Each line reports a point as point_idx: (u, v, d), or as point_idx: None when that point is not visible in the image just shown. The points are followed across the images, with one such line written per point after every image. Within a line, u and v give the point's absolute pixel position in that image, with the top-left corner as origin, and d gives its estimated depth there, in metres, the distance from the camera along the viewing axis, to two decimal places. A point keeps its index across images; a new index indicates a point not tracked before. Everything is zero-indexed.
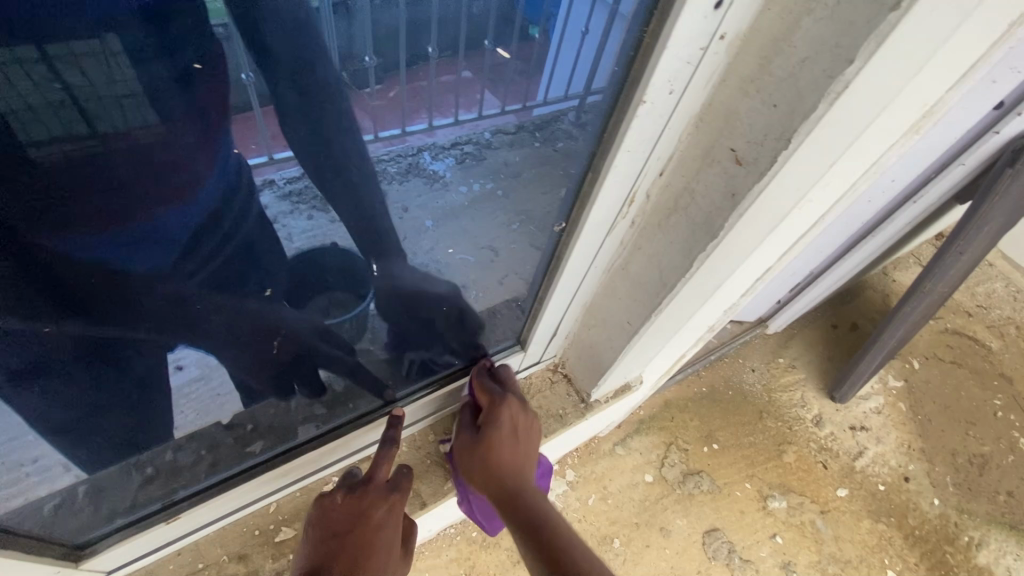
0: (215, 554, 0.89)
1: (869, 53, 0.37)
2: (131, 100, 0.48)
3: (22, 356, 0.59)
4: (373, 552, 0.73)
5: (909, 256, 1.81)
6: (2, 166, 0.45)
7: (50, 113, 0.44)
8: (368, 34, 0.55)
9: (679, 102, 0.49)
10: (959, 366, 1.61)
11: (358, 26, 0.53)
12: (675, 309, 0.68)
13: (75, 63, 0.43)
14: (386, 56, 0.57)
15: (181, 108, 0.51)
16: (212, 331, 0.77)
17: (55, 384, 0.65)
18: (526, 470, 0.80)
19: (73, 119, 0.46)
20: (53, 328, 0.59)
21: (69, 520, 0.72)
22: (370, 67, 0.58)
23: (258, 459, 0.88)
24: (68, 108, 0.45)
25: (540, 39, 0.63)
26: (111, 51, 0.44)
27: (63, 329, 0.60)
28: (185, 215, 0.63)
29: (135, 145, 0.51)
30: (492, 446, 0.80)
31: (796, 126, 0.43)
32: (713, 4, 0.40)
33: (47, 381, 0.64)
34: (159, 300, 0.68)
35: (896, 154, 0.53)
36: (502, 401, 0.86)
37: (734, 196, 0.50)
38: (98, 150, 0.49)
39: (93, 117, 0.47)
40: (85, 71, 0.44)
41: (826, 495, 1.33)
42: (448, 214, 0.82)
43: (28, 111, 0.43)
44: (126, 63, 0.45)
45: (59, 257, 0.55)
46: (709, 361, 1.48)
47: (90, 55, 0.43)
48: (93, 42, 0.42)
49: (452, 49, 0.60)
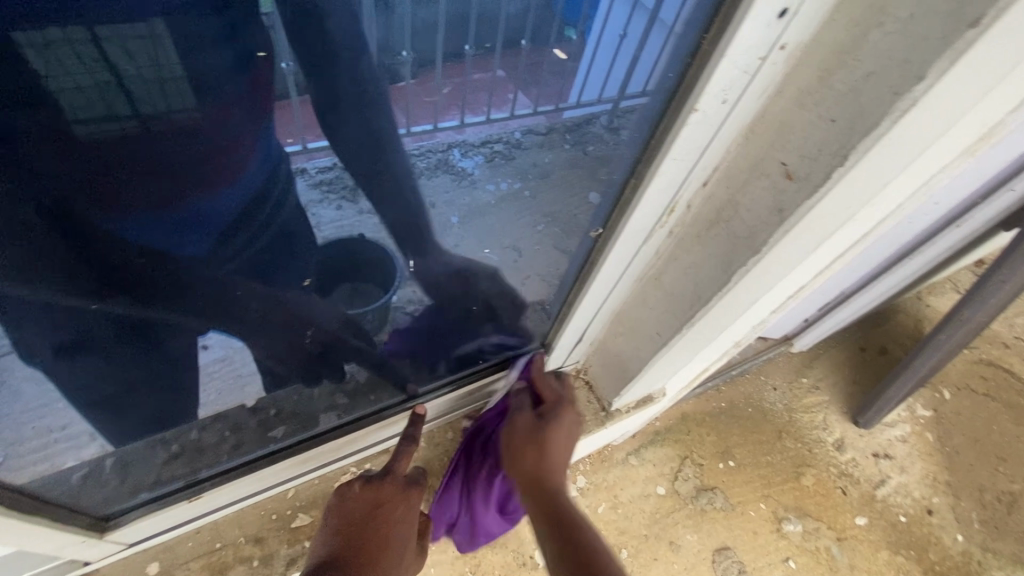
0: (232, 535, 0.90)
1: (942, 71, 0.35)
2: (174, 84, 0.49)
3: (71, 330, 0.64)
4: (387, 547, 0.73)
5: (945, 280, 1.75)
6: (49, 141, 0.46)
7: (98, 93, 0.46)
8: (407, 27, 0.54)
9: (728, 113, 0.47)
10: (992, 400, 1.55)
11: (397, 20, 0.53)
12: (708, 323, 0.66)
13: (121, 46, 0.44)
14: (423, 52, 0.57)
15: (223, 96, 0.53)
16: (246, 317, 0.79)
17: (94, 359, 0.69)
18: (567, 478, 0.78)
19: (118, 100, 0.47)
20: (99, 305, 0.63)
21: (96, 490, 0.75)
22: (407, 62, 0.58)
23: (280, 445, 0.88)
24: (114, 90, 0.46)
25: (576, 41, 0.62)
26: (155, 35, 0.45)
27: (106, 308, 0.63)
28: (228, 200, 0.66)
29: (177, 128, 0.52)
30: (547, 438, 0.79)
31: (854, 143, 0.41)
32: (777, 13, 0.39)
33: (87, 358, 0.68)
34: (199, 284, 0.70)
35: (948, 176, 0.51)
36: (565, 406, 0.85)
37: (782, 212, 0.49)
38: (143, 132, 0.50)
39: (137, 100, 0.48)
40: (129, 52, 0.45)
41: (843, 523, 1.29)
42: (476, 211, 0.82)
43: (76, 91, 0.45)
44: (169, 46, 0.46)
45: (96, 233, 0.56)
46: (730, 376, 1.46)
47: (135, 38, 0.44)
48: (140, 25, 0.44)
49: (489, 45, 0.61)
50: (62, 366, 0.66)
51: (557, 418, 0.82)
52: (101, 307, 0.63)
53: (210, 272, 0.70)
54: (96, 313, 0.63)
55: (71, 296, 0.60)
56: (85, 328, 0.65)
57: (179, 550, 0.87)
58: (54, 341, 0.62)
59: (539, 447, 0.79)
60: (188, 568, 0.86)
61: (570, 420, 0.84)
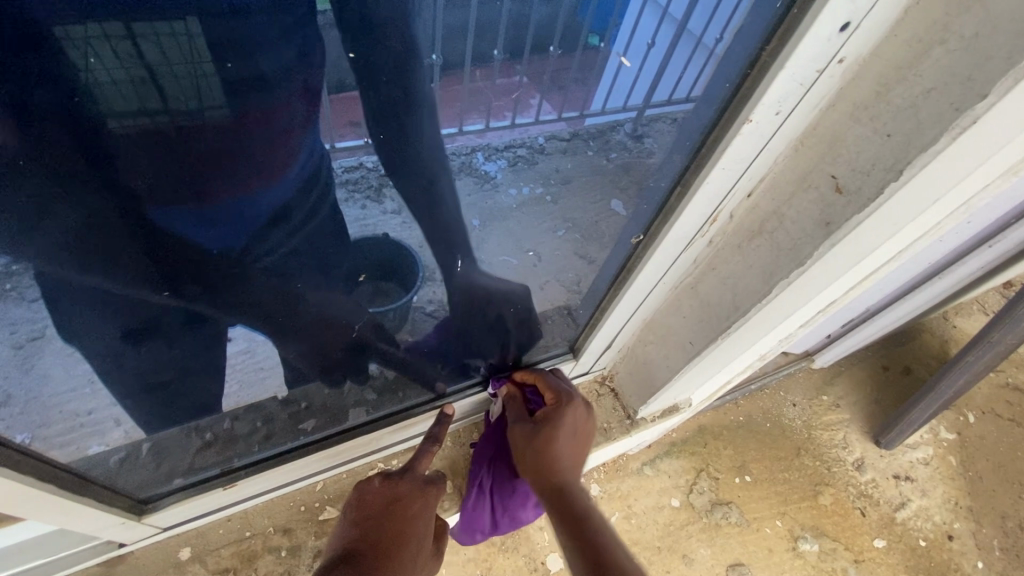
0: (262, 525, 0.91)
1: (1006, 89, 0.35)
2: (206, 81, 0.50)
3: (131, 317, 0.67)
4: (404, 542, 0.72)
5: (972, 301, 1.72)
6: (83, 132, 0.47)
7: (132, 87, 0.47)
8: (436, 33, 0.58)
9: (781, 124, 0.47)
10: (1018, 425, 1.51)
11: (426, 25, 0.56)
12: (740, 336, 0.66)
13: (156, 43, 0.45)
14: (452, 52, 0.60)
15: (262, 98, 0.55)
16: (302, 314, 0.81)
17: (158, 345, 0.73)
18: (577, 474, 0.75)
19: (150, 94, 0.48)
20: (170, 293, 0.67)
21: (133, 474, 0.75)
22: (435, 66, 0.61)
23: (310, 438, 0.86)
24: (148, 85, 0.47)
25: (601, 47, 0.65)
26: (190, 33, 0.46)
27: (178, 295, 0.68)
28: (278, 191, 0.67)
29: (207, 125, 0.54)
30: (552, 438, 0.76)
31: (911, 158, 0.41)
32: (838, 27, 0.39)
33: (152, 343, 0.72)
34: (257, 273, 0.73)
35: (990, 194, 0.51)
36: (569, 404, 0.82)
37: (829, 225, 0.49)
38: (174, 125, 0.52)
39: (169, 96, 0.49)
40: (163, 49, 0.46)
41: (861, 544, 1.27)
42: (496, 214, 0.87)
43: (112, 85, 0.46)
44: (202, 44, 0.47)
45: (149, 224, 0.59)
46: (750, 391, 1.44)
47: (170, 36, 0.45)
48: (175, 24, 0.45)
49: (517, 52, 0.62)
50: (125, 351, 0.70)
51: (560, 418, 0.79)
52: (160, 297, 0.67)
53: (259, 260, 0.72)
54: (156, 302, 0.67)
55: (127, 284, 0.63)
56: (147, 315, 0.68)
57: (208, 537, 0.88)
58: (123, 326, 0.68)
59: (543, 450, 0.76)
60: (218, 555, 0.87)
61: (576, 416, 0.81)
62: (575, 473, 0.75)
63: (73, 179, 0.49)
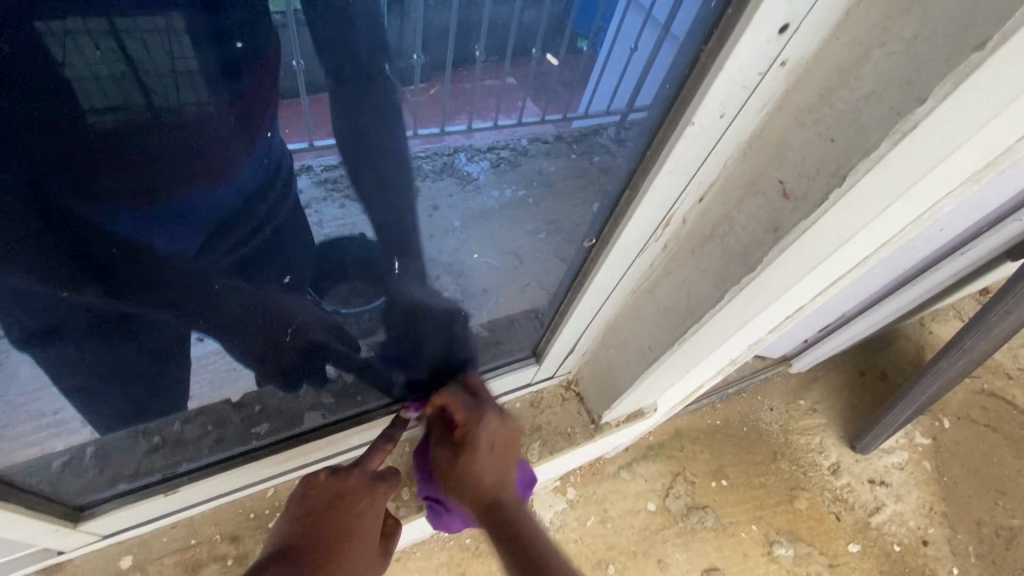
0: (209, 532, 0.90)
1: (945, 93, 0.34)
2: (187, 78, 0.50)
3: (48, 317, 0.62)
4: (346, 539, 0.71)
5: (949, 307, 1.73)
6: (53, 121, 0.46)
7: (113, 83, 0.47)
8: (418, 34, 0.59)
9: (726, 128, 0.47)
10: (993, 431, 1.52)
11: (410, 27, 0.58)
12: (700, 341, 0.66)
13: (140, 40, 0.46)
14: (432, 55, 0.61)
15: (234, 98, 0.54)
16: (229, 316, 0.75)
17: (72, 347, 0.68)
18: (505, 484, 0.72)
19: (132, 91, 0.48)
20: (75, 292, 0.61)
21: (72, 481, 0.73)
22: (417, 66, 0.62)
23: (260, 443, 0.84)
24: (130, 81, 0.48)
25: (587, 53, 0.65)
26: (174, 29, 0.46)
27: (85, 296, 0.62)
28: (219, 198, 0.64)
29: (184, 121, 0.53)
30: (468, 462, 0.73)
31: (854, 164, 0.41)
32: (777, 28, 0.38)
33: (59, 345, 0.66)
34: (184, 282, 0.69)
35: (954, 201, 0.50)
36: (481, 417, 0.77)
37: (777, 231, 0.49)
38: (150, 123, 0.51)
39: (150, 92, 0.49)
40: (148, 47, 0.46)
41: (836, 549, 1.27)
42: (478, 216, 0.86)
43: (93, 80, 0.46)
44: (187, 43, 0.47)
45: (88, 225, 0.56)
46: (727, 394, 1.43)
47: (153, 32, 0.45)
48: (158, 20, 0.45)
49: (498, 53, 0.66)
50: (48, 350, 0.66)
51: (473, 439, 0.75)
52: (72, 296, 0.61)
53: (197, 264, 0.69)
54: (71, 303, 0.62)
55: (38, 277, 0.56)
56: (61, 315, 0.63)
57: (152, 545, 0.87)
58: (30, 330, 0.62)
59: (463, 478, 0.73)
60: (161, 563, 0.86)
61: (491, 429, 0.77)
62: (506, 481, 0.73)
63: (18, 181, 0.48)
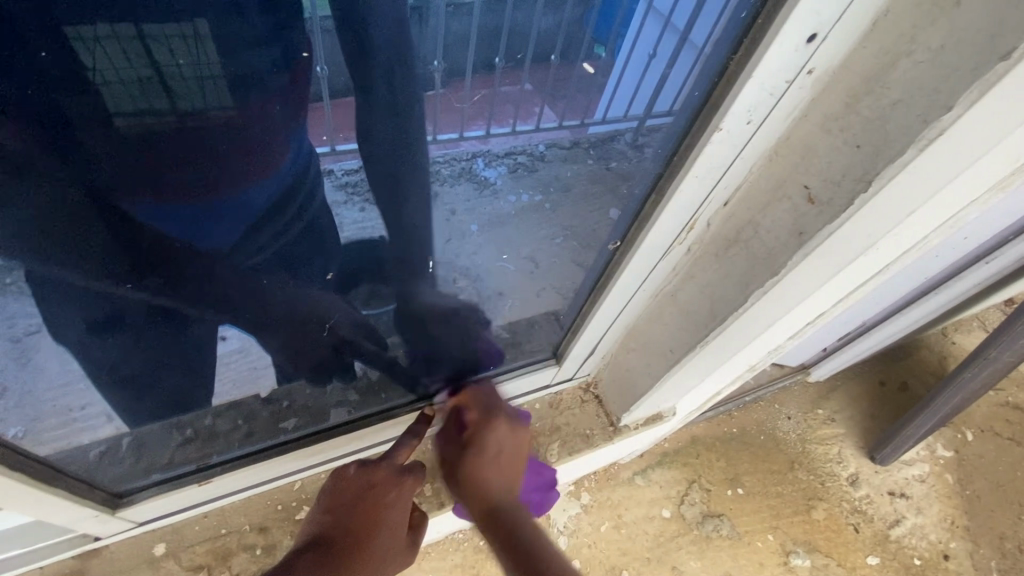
0: (238, 522, 0.91)
1: (971, 101, 0.35)
2: (212, 83, 0.53)
3: (104, 309, 0.67)
4: (377, 529, 0.74)
5: (972, 318, 1.70)
6: (87, 125, 0.50)
7: (137, 86, 0.50)
8: (438, 39, 0.60)
9: (753, 134, 0.48)
10: (1017, 445, 1.49)
11: (428, 33, 0.58)
12: (722, 345, 0.66)
13: (166, 45, 0.49)
14: (452, 60, 0.62)
15: (257, 103, 0.57)
16: (271, 316, 0.80)
17: (123, 338, 0.73)
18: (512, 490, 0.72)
19: (158, 94, 0.51)
20: (133, 283, 0.65)
21: (111, 468, 0.73)
22: (439, 71, 0.63)
23: (290, 436, 0.83)
24: (155, 85, 0.51)
25: (605, 58, 0.67)
26: (198, 35, 0.49)
27: (141, 286, 0.66)
28: (263, 191, 0.68)
29: (209, 126, 0.56)
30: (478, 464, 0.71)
31: (879, 169, 0.41)
32: (805, 38, 0.39)
33: (120, 335, 0.72)
34: (229, 272, 0.73)
35: (977, 209, 0.50)
36: (494, 423, 0.75)
37: (802, 234, 0.50)
38: (178, 125, 0.54)
39: (176, 97, 0.52)
40: (173, 52, 0.49)
41: (854, 561, 1.25)
42: (494, 220, 0.88)
43: (119, 84, 0.49)
44: (209, 47, 0.50)
45: (134, 221, 0.60)
46: (743, 402, 1.43)
47: (179, 38, 0.48)
48: (184, 26, 0.48)
49: (518, 61, 0.65)
50: (92, 340, 0.70)
51: (483, 440, 0.73)
52: (123, 290, 0.65)
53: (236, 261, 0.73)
54: (122, 295, 0.66)
55: (94, 272, 0.62)
56: (118, 306, 0.68)
57: (184, 532, 0.88)
58: (85, 318, 0.67)
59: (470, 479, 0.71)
60: (193, 550, 0.88)
61: (501, 435, 0.74)
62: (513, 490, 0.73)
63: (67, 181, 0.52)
